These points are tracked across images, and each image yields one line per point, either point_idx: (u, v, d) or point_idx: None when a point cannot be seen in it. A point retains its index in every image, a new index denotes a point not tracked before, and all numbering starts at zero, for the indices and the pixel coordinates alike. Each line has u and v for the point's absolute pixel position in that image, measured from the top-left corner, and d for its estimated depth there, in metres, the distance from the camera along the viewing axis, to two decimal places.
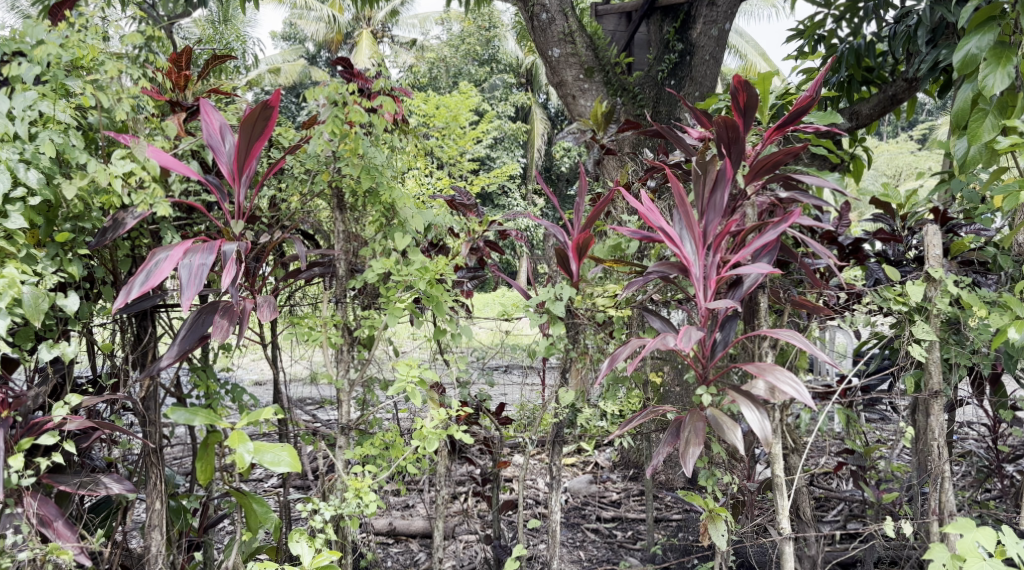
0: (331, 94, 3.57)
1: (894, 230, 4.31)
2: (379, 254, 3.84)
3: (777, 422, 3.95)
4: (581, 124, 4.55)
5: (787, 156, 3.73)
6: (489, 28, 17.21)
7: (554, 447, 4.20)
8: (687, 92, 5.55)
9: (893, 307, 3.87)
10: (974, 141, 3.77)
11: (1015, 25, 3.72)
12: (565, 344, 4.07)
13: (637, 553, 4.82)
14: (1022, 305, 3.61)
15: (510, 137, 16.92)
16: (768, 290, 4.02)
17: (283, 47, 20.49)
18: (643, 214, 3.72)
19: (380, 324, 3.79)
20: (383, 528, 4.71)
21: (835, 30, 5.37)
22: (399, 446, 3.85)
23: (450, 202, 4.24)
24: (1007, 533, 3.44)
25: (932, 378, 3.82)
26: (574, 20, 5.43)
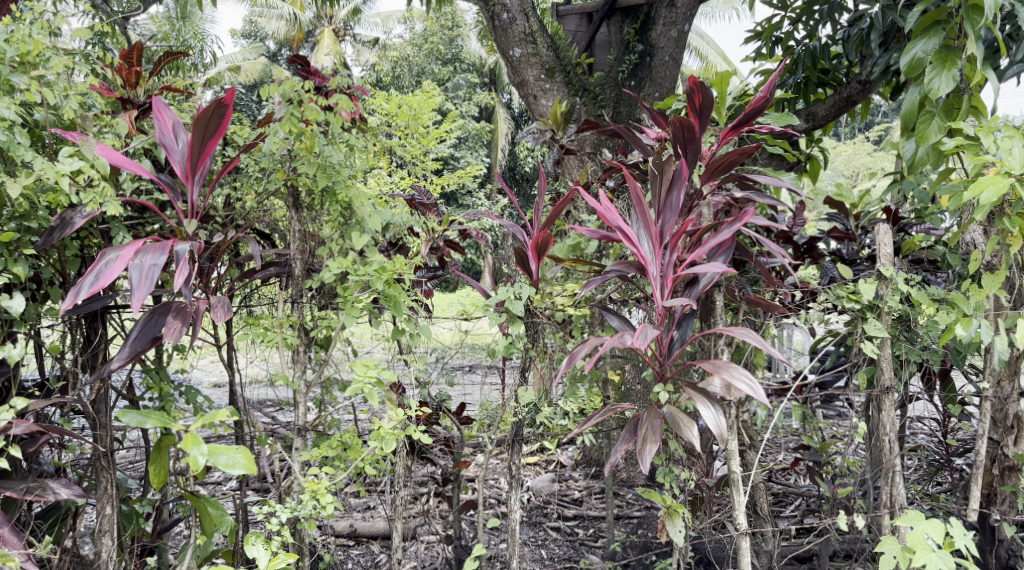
0: (286, 92, 3.61)
1: (847, 229, 4.37)
2: (337, 254, 3.84)
3: (732, 419, 3.99)
4: (540, 124, 4.57)
5: (742, 156, 3.77)
6: (452, 28, 17.22)
7: (513, 447, 4.22)
8: (647, 93, 5.59)
9: (846, 305, 3.92)
10: (922, 142, 3.85)
11: (959, 29, 3.83)
12: (524, 344, 4.08)
13: (598, 550, 4.84)
14: (969, 303, 3.69)
15: (474, 137, 16.94)
16: (723, 288, 4.06)
17: (243, 45, 20.33)
18: (601, 214, 3.75)
19: (337, 324, 3.78)
20: (344, 529, 4.72)
21: (791, 32, 5.40)
22: (357, 447, 3.85)
23: (410, 202, 4.20)
24: (955, 526, 3.52)
25: (883, 374, 3.88)
26: (535, 20, 5.44)
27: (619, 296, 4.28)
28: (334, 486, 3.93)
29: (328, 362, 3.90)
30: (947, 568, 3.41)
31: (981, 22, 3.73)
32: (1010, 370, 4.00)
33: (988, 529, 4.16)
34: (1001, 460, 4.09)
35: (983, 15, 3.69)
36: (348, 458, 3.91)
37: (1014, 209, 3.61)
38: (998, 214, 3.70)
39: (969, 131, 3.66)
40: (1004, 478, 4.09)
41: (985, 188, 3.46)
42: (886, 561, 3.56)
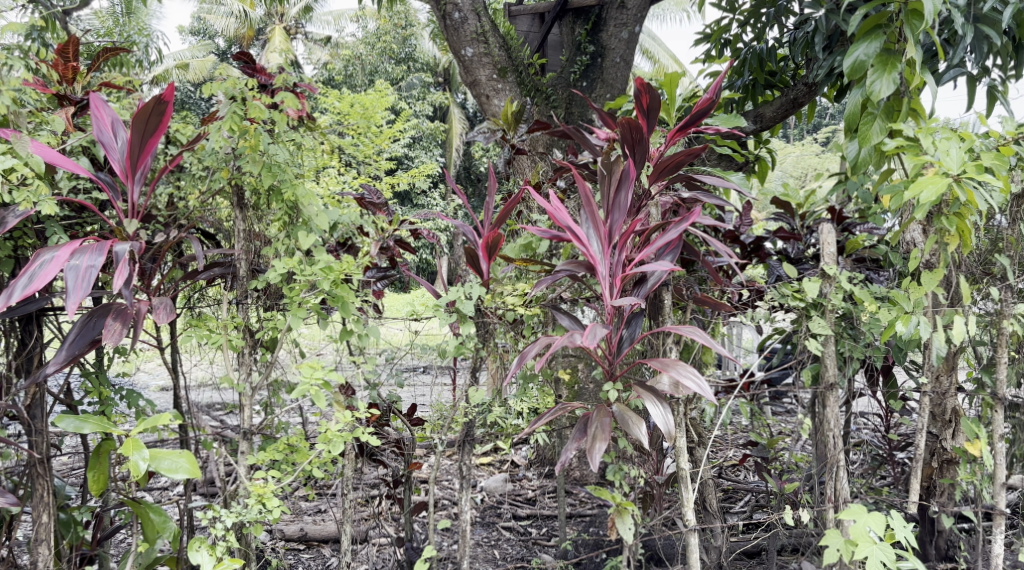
0: (229, 90, 3.60)
1: (793, 229, 4.43)
2: (283, 254, 3.82)
3: (681, 416, 4.03)
4: (491, 123, 4.56)
5: (690, 156, 3.80)
6: (405, 27, 17.17)
7: (464, 447, 4.21)
8: (598, 94, 5.57)
9: (791, 303, 3.98)
10: (865, 143, 3.92)
11: (898, 34, 3.91)
12: (474, 344, 4.08)
13: (551, 549, 4.83)
14: (908, 300, 3.76)
15: (428, 137, 16.83)
16: (672, 287, 4.09)
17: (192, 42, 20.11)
18: (550, 213, 3.76)
19: (283, 325, 3.76)
20: (294, 533, 4.69)
21: (740, 34, 5.44)
22: (305, 450, 3.84)
23: (359, 201, 4.21)
24: (895, 518, 3.58)
25: (827, 371, 3.94)
26: (487, 19, 5.44)
27: (570, 295, 4.29)
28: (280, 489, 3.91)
29: (273, 364, 3.88)
30: (887, 560, 3.48)
31: (920, 27, 3.81)
32: (947, 366, 4.09)
33: (927, 521, 4.30)
34: (940, 453, 4.19)
35: (923, 20, 3.77)
36: (295, 460, 3.90)
37: (951, 209, 3.69)
38: (936, 213, 3.78)
39: (909, 133, 3.74)
40: (942, 470, 4.21)
41: (924, 188, 3.54)
42: (829, 554, 3.62)
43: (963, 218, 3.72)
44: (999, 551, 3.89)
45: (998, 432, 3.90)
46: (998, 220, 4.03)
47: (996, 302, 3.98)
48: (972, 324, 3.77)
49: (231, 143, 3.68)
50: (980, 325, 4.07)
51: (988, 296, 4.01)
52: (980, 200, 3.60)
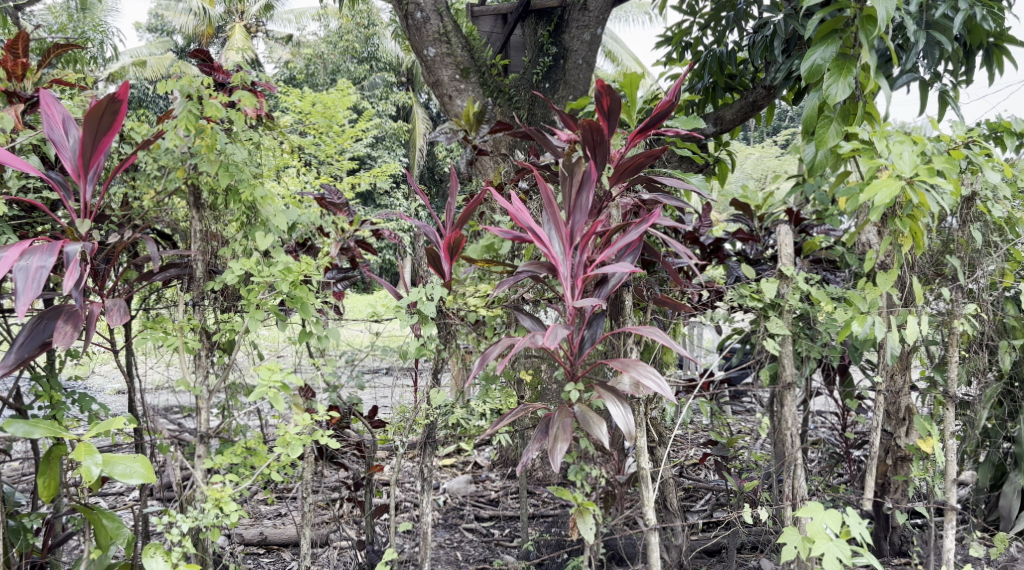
0: (184, 87, 3.60)
1: (751, 231, 4.47)
2: (240, 255, 3.82)
3: (641, 416, 4.05)
4: (453, 123, 4.55)
5: (650, 158, 3.82)
6: (368, 26, 17.12)
7: (425, 450, 4.21)
8: (560, 96, 5.59)
9: (748, 304, 4.02)
10: (821, 146, 3.96)
11: (854, 39, 3.95)
12: (436, 345, 4.08)
13: (514, 550, 4.83)
14: (864, 301, 3.82)
15: (391, 137, 17.15)
16: (632, 288, 4.12)
17: (151, 39, 19.90)
18: (512, 215, 3.76)
19: (240, 326, 3.75)
20: (253, 538, 4.67)
21: (700, 37, 5.48)
22: (262, 453, 3.83)
23: (320, 201, 4.20)
24: (851, 516, 3.63)
25: (785, 371, 3.98)
26: (449, 20, 5.44)
27: (531, 296, 4.30)
28: (239, 493, 3.89)
29: (230, 366, 3.86)
30: (844, 557, 3.52)
31: (875, 32, 3.87)
32: (902, 364, 4.22)
33: (882, 517, 4.42)
34: (894, 451, 4.38)
35: (877, 26, 3.83)
36: (254, 463, 3.88)
37: (904, 212, 3.75)
38: (890, 215, 3.84)
39: (864, 136, 3.79)
40: (896, 467, 4.39)
41: (879, 191, 3.59)
42: (787, 551, 3.66)
43: (916, 220, 3.78)
44: (952, 546, 3.96)
45: (949, 429, 3.97)
46: (950, 222, 4.11)
47: (948, 302, 4.05)
48: (925, 323, 3.83)
49: (188, 142, 3.70)
50: (933, 325, 4.13)
51: (940, 297, 4.08)
52: (932, 202, 3.66)
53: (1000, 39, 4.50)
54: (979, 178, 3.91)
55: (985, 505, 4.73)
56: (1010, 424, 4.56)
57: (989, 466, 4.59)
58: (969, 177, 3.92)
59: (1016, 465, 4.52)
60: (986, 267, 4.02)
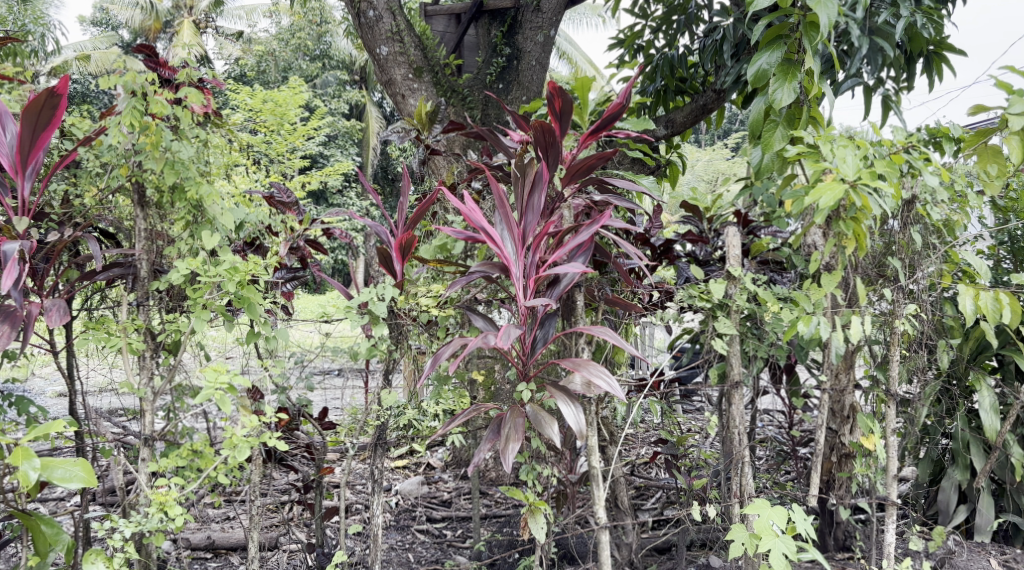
0: (128, 83, 3.63)
1: (700, 232, 4.52)
2: (186, 254, 3.84)
3: (592, 415, 4.08)
4: (405, 123, 4.55)
5: (601, 160, 3.84)
6: (322, 23, 17.06)
7: (376, 452, 4.20)
8: (514, 97, 5.61)
9: (697, 304, 4.08)
10: (766, 150, 4.05)
11: (799, 44, 4.02)
12: (386, 346, 4.07)
13: (467, 551, 4.84)
14: (809, 301, 3.93)
15: (345, 135, 17.16)
16: (584, 289, 4.14)
17: (96, 34, 19.64)
18: (464, 214, 3.76)
19: (186, 327, 3.76)
20: (201, 542, 4.63)
21: (652, 41, 5.52)
22: (208, 456, 3.84)
23: (269, 199, 4.18)
24: (796, 513, 3.73)
25: (732, 369, 4.05)
26: (402, 18, 5.41)
27: (484, 296, 4.31)
28: (186, 496, 3.89)
29: (175, 367, 3.85)
30: (789, 552, 3.60)
31: (818, 38, 3.94)
32: (845, 364, 4.34)
33: (827, 513, 4.54)
34: (840, 448, 4.45)
35: (820, 32, 3.90)
36: (200, 465, 3.88)
37: (848, 214, 3.84)
38: (834, 217, 3.93)
39: (808, 140, 3.87)
40: (841, 464, 4.46)
41: (823, 193, 3.68)
42: (734, 547, 3.75)
43: (858, 222, 3.87)
44: (892, 541, 4.07)
45: (890, 427, 4.07)
46: (891, 224, 4.20)
47: (890, 302, 4.15)
48: (867, 323, 3.93)
49: (131, 140, 3.70)
50: (876, 325, 4.23)
51: (882, 297, 4.17)
52: (874, 205, 3.75)
53: (939, 47, 4.61)
54: (919, 182, 4.01)
55: (925, 499, 4.90)
56: (946, 420, 4.73)
57: (928, 461, 4.82)
58: (910, 181, 4.02)
59: (953, 461, 4.74)
60: (926, 268, 4.12)
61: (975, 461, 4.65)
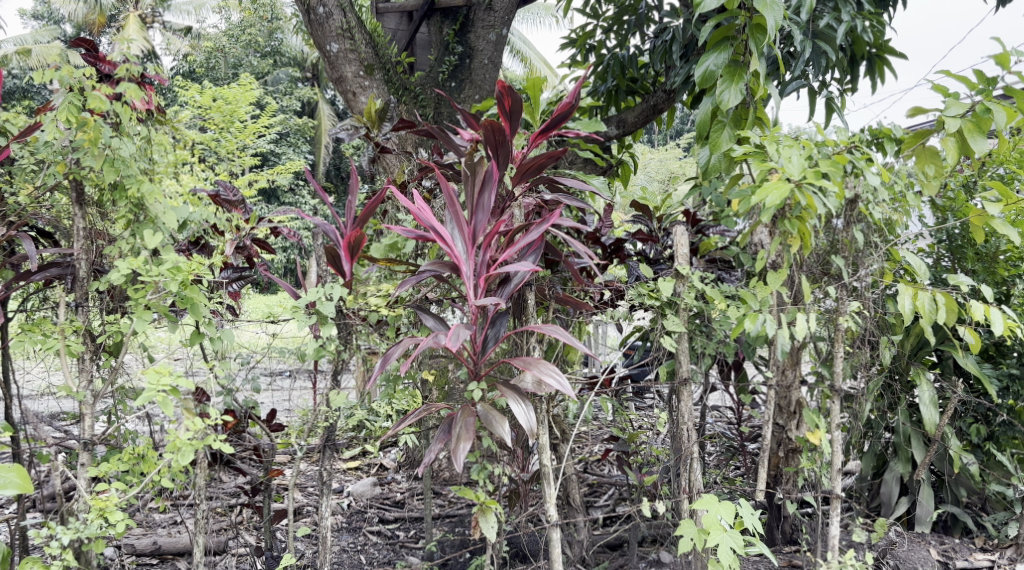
0: (65, 78, 3.59)
1: (651, 231, 4.52)
2: (127, 253, 3.83)
3: (543, 413, 4.09)
4: (354, 119, 4.51)
5: (551, 159, 3.86)
6: (272, 20, 16.93)
7: (326, 454, 4.17)
8: (465, 95, 5.62)
9: (646, 302, 4.13)
10: (714, 150, 4.12)
11: (744, 46, 4.09)
12: (335, 346, 4.02)
13: (419, 552, 4.78)
14: (755, 300, 4.03)
15: (296, 132, 17.07)
16: (535, 287, 4.15)
17: (38, 27, 19.26)
18: (414, 213, 3.75)
19: (128, 328, 3.74)
20: (146, 547, 4.56)
21: (603, 40, 5.55)
22: (150, 460, 3.80)
23: (213, 197, 4.09)
24: (743, 507, 3.81)
25: (680, 366, 4.10)
26: (353, 15, 5.35)
27: (434, 295, 4.30)
28: (128, 501, 3.84)
29: (116, 369, 3.82)
30: (737, 546, 3.69)
31: (764, 41, 4.01)
32: (792, 360, 4.43)
33: (774, 507, 4.64)
34: (786, 443, 4.59)
35: (766, 34, 3.97)
36: (143, 469, 3.86)
37: (793, 213, 3.95)
38: (780, 217, 4.02)
39: (755, 140, 3.94)
40: (787, 459, 4.60)
41: (768, 193, 3.75)
42: (683, 543, 3.83)
43: (804, 221, 3.98)
44: (836, 533, 4.16)
45: (834, 422, 4.17)
46: (835, 223, 4.31)
47: (835, 299, 4.24)
48: (811, 321, 4.03)
49: (68, 136, 3.66)
50: (821, 322, 4.32)
51: (827, 294, 4.26)
52: (818, 204, 3.83)
53: (881, 49, 4.74)
54: (862, 182, 4.10)
55: (868, 492, 5.00)
56: (889, 415, 4.85)
57: (871, 455, 4.93)
58: (853, 181, 4.10)
59: (896, 454, 4.86)
60: (869, 266, 4.22)
61: (916, 453, 4.76)
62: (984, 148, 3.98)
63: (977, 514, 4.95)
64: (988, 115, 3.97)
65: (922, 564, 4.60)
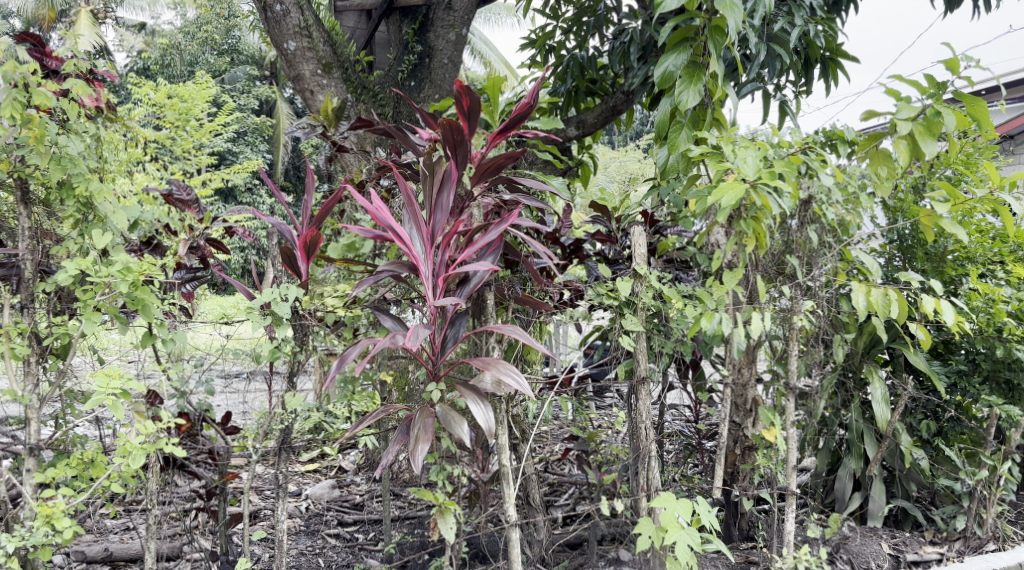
0: (9, 74, 3.50)
1: (610, 231, 4.54)
2: (75, 254, 3.78)
3: (502, 413, 4.09)
4: (310, 118, 4.47)
5: (510, 160, 3.86)
6: (229, 17, 16.81)
7: (281, 456, 4.12)
8: (425, 95, 5.60)
9: (605, 302, 4.15)
10: (673, 150, 4.16)
11: (703, 47, 4.15)
12: (291, 347, 3.98)
13: (378, 554, 4.74)
14: (711, 299, 4.08)
15: (254, 132, 16.97)
16: (494, 287, 4.15)
17: None
18: (371, 213, 3.72)
19: (76, 330, 3.69)
20: (97, 554, 4.47)
21: (563, 41, 5.57)
22: (99, 465, 3.76)
23: (166, 197, 4.05)
24: (700, 505, 3.86)
25: (639, 366, 4.12)
26: (310, 13, 5.29)
27: (393, 296, 4.28)
28: (76, 508, 3.78)
29: (63, 372, 3.76)
30: (694, 543, 3.74)
31: (722, 43, 4.07)
32: (748, 359, 4.49)
33: (731, 504, 4.69)
34: (742, 440, 4.61)
35: (725, 36, 4.03)
36: (92, 474, 3.81)
37: (749, 213, 4.02)
38: (736, 217, 4.09)
39: (711, 141, 3.99)
40: (744, 456, 4.62)
41: (725, 193, 3.79)
42: (642, 540, 3.85)
43: (759, 221, 4.05)
44: (791, 529, 4.23)
45: (790, 419, 4.24)
46: (790, 223, 4.39)
47: (790, 298, 4.30)
48: (766, 320, 4.08)
49: (13, 133, 3.62)
50: (776, 320, 4.38)
51: (781, 293, 4.32)
52: (773, 204, 3.89)
53: (834, 53, 4.82)
54: (816, 182, 4.18)
55: (823, 488, 5.07)
56: (842, 412, 4.94)
57: (826, 452, 5.00)
58: (807, 181, 4.20)
59: (848, 450, 4.95)
60: (822, 266, 4.30)
61: (868, 449, 4.86)
62: (934, 150, 4.06)
63: (926, 508, 5.05)
64: (938, 119, 4.06)
65: (874, 558, 4.68)
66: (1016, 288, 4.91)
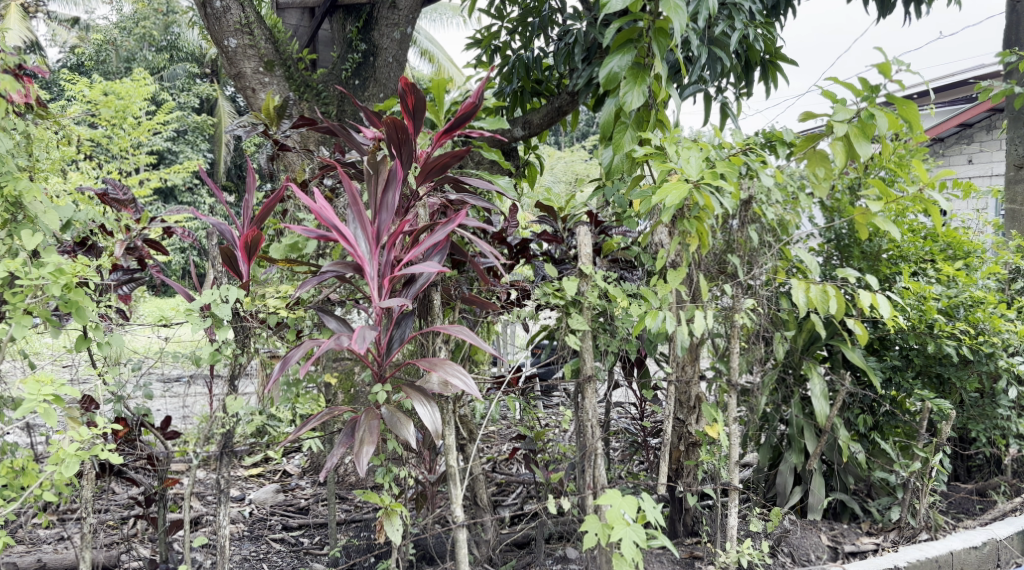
0: None
1: (556, 231, 4.54)
2: (4, 255, 3.68)
3: (449, 414, 4.05)
4: (251, 116, 4.36)
5: (456, 159, 3.83)
6: (167, 13, 16.85)
7: (223, 461, 4.01)
8: (369, 94, 5.55)
9: (551, 302, 4.15)
10: (617, 151, 4.19)
11: (647, 48, 4.18)
12: (232, 350, 3.90)
13: (323, 558, 4.68)
14: (655, 298, 4.11)
15: (194, 130, 16.81)
16: (440, 287, 4.11)
17: None
18: (315, 212, 3.67)
19: (5, 335, 3.58)
20: (30, 565, 4.33)
21: (508, 41, 5.56)
22: (30, 472, 3.64)
23: (100, 197, 3.93)
24: (645, 501, 3.88)
25: (584, 364, 4.13)
26: (252, 10, 5.20)
27: (337, 296, 4.22)
28: (6, 517, 3.67)
29: None
30: (639, 540, 3.75)
31: (666, 45, 4.11)
32: (691, 356, 4.54)
33: (676, 500, 4.72)
34: (686, 437, 4.62)
35: (669, 38, 4.07)
36: (23, 483, 3.70)
37: (692, 213, 4.06)
38: (679, 217, 4.13)
39: (655, 141, 4.02)
40: (688, 453, 4.63)
41: (669, 193, 3.81)
42: (588, 537, 3.85)
43: (701, 221, 4.10)
44: (734, 524, 4.29)
45: (732, 415, 4.29)
46: (731, 223, 4.45)
47: (731, 297, 4.35)
48: (709, 317, 4.13)
49: None
50: (718, 319, 4.43)
51: (723, 292, 4.35)
52: (715, 203, 3.94)
53: (774, 56, 4.89)
54: (756, 183, 4.27)
55: (766, 483, 5.10)
56: (783, 408, 5.01)
57: (768, 446, 5.05)
58: (748, 181, 4.29)
59: (790, 446, 4.98)
60: (763, 265, 4.39)
61: (809, 444, 4.90)
62: (869, 152, 4.14)
63: (863, 500, 5.14)
64: (872, 121, 4.13)
65: (814, 550, 4.74)
66: (946, 285, 5.04)
